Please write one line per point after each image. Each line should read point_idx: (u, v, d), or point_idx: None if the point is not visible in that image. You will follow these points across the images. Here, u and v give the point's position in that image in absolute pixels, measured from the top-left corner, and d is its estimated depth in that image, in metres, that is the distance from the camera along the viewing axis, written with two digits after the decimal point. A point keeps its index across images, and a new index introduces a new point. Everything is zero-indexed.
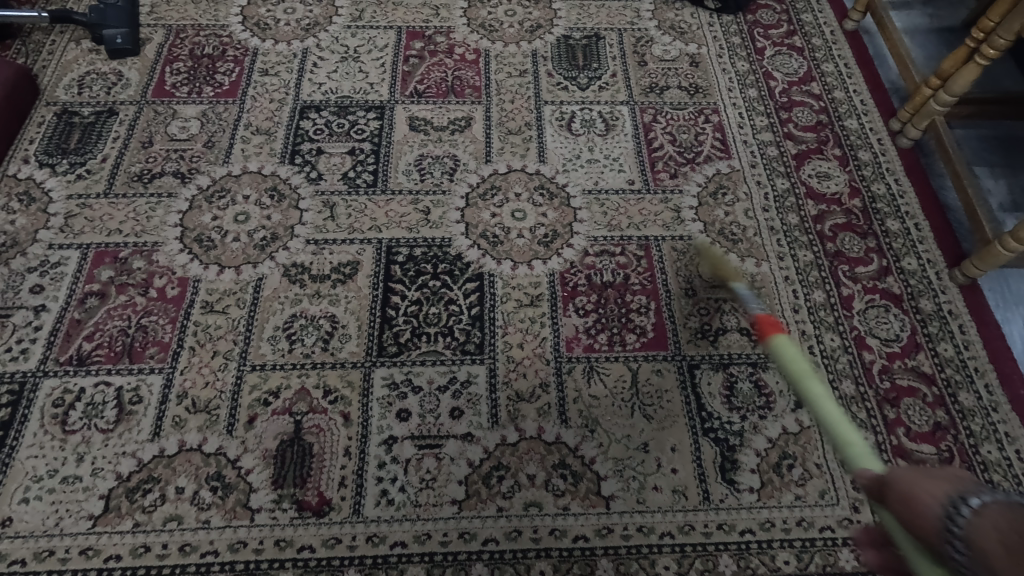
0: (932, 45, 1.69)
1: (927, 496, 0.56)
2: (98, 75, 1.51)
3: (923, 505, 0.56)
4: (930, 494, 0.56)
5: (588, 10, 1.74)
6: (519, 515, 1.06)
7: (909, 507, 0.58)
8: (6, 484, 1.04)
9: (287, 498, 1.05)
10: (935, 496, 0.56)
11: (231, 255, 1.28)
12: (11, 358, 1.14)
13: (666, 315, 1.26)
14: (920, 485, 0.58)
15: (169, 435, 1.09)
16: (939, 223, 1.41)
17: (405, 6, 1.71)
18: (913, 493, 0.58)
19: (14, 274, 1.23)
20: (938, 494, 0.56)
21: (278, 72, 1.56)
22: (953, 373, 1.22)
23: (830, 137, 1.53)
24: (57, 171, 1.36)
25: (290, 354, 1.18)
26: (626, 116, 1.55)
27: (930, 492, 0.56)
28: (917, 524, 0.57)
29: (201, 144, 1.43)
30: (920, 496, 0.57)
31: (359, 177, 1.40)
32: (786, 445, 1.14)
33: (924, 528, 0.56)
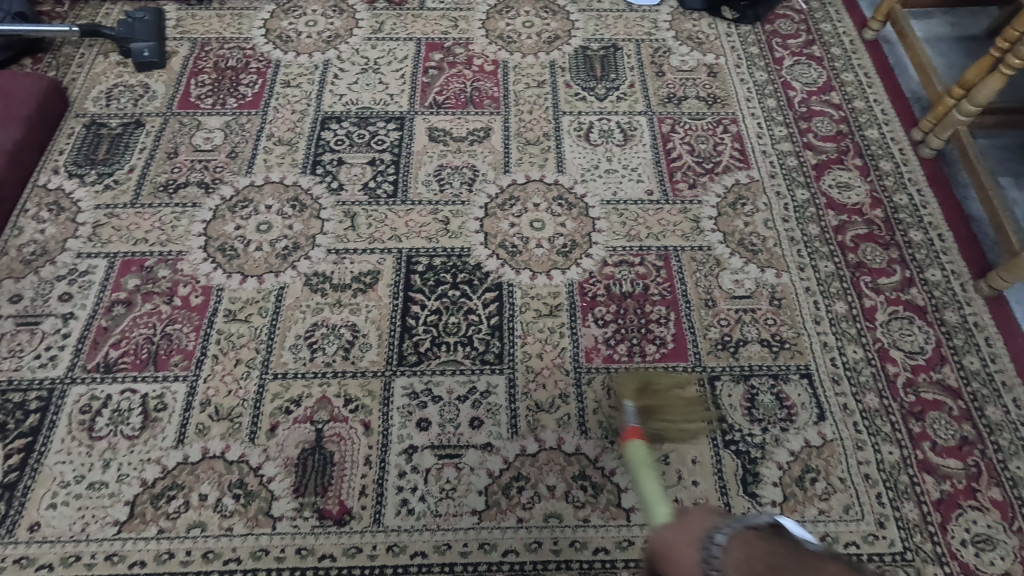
0: (953, 54, 1.67)
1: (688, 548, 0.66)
2: (126, 88, 1.55)
3: (688, 557, 0.65)
4: (691, 552, 0.65)
5: (606, 20, 1.75)
6: (539, 526, 1.06)
7: (680, 563, 0.67)
8: (34, 489, 1.05)
9: (308, 506, 1.06)
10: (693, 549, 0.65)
11: (254, 264, 1.30)
12: (40, 365, 1.17)
13: (685, 326, 1.25)
14: (683, 539, 0.67)
15: (193, 442, 1.10)
16: (963, 234, 1.39)
17: (424, 18, 1.73)
18: (681, 549, 0.67)
19: (43, 282, 1.26)
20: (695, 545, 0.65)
21: (300, 83, 1.58)
22: (980, 387, 1.20)
23: (850, 147, 1.52)
24: (86, 181, 1.39)
25: (311, 363, 1.19)
26: (644, 127, 1.55)
27: (689, 541, 0.66)
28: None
29: (224, 154, 1.45)
30: (686, 551, 0.66)
31: (379, 187, 1.42)
32: (809, 458, 1.13)
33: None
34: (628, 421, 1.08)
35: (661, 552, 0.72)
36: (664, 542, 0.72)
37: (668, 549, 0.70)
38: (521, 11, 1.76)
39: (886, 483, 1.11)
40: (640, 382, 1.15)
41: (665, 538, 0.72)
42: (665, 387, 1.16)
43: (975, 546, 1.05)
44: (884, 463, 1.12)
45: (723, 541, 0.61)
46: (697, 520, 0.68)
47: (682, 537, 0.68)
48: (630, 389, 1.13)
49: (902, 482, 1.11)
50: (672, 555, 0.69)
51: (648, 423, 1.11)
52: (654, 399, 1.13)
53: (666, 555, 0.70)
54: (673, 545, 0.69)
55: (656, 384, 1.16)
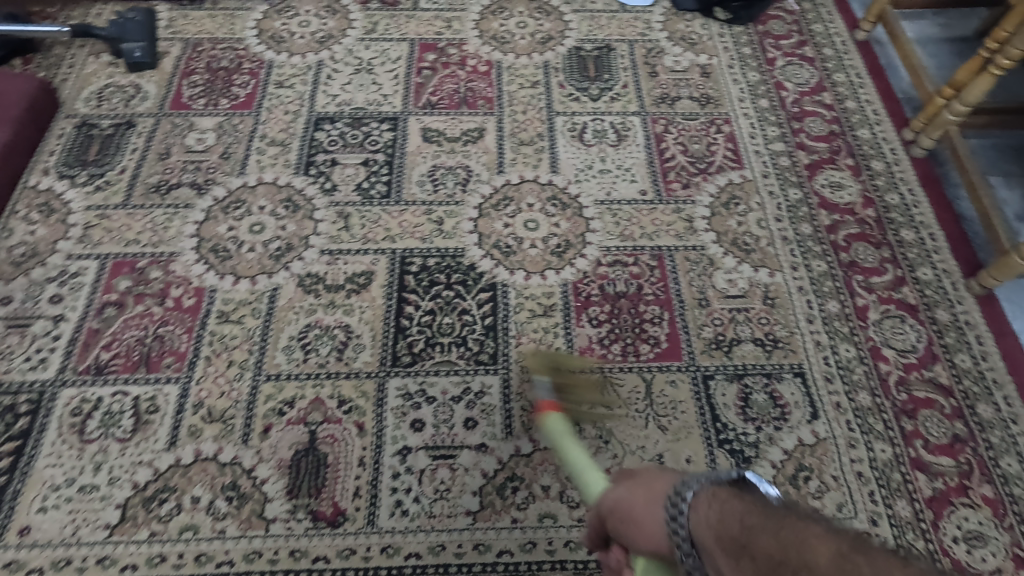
0: (944, 55, 1.68)
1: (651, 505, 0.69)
2: (117, 88, 1.54)
3: (652, 515, 0.68)
4: (655, 511, 0.68)
5: (599, 21, 1.76)
6: (534, 526, 1.06)
7: (642, 521, 0.69)
8: (24, 493, 1.04)
9: (302, 508, 1.06)
10: (657, 506, 0.68)
11: (247, 265, 1.29)
12: (30, 368, 1.16)
13: (679, 326, 1.26)
14: (645, 499, 0.70)
15: (185, 445, 1.10)
16: (954, 233, 1.40)
17: (417, 19, 1.73)
18: (643, 506, 0.70)
19: (34, 284, 1.25)
20: (658, 503, 0.68)
21: (293, 84, 1.58)
22: (971, 385, 1.21)
23: (842, 147, 1.53)
24: (77, 182, 1.38)
25: (305, 364, 1.18)
26: (638, 127, 1.55)
27: (653, 500, 0.69)
28: (652, 535, 0.67)
29: (217, 155, 1.45)
30: (650, 509, 0.69)
31: (373, 188, 1.41)
32: (802, 456, 1.13)
33: (658, 538, 0.67)
34: (540, 396, 1.13)
35: (618, 513, 0.74)
36: (621, 501, 0.74)
37: (626, 508, 0.73)
38: (515, 12, 1.76)
39: (879, 481, 1.11)
40: (550, 362, 1.18)
41: (623, 497, 0.75)
42: (575, 369, 1.19)
43: (966, 543, 1.06)
44: (877, 461, 1.13)
45: (690, 499, 0.63)
46: (658, 481, 0.71)
47: (643, 496, 0.71)
48: (540, 366, 1.17)
49: (895, 480, 1.11)
50: (632, 514, 0.71)
51: (562, 400, 1.14)
52: (565, 377, 1.17)
53: (627, 515, 0.73)
54: (634, 506, 0.71)
55: (568, 365, 1.19)
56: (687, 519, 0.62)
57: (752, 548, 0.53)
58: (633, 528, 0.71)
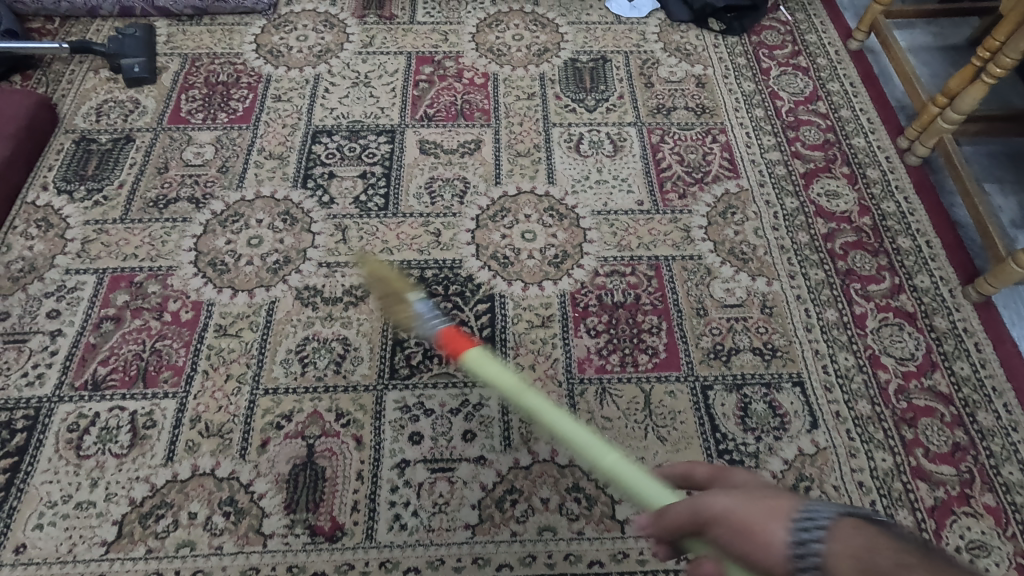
0: (937, 63, 1.70)
1: (770, 523, 0.47)
2: (116, 104, 1.55)
3: (770, 535, 0.47)
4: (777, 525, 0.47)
5: (595, 33, 1.77)
6: (534, 539, 1.05)
7: (752, 541, 0.47)
8: (20, 510, 1.04)
9: (299, 522, 1.05)
10: (775, 523, 0.47)
11: (245, 278, 1.29)
12: (27, 383, 1.15)
13: (677, 336, 1.26)
14: (760, 513, 0.48)
15: (182, 460, 1.09)
16: (950, 241, 1.40)
17: (414, 32, 1.74)
18: (753, 522, 0.48)
19: (31, 299, 1.25)
20: (779, 520, 0.47)
21: (291, 97, 1.59)
22: (971, 393, 1.20)
23: (838, 155, 1.54)
24: (75, 198, 1.39)
25: (303, 377, 1.18)
26: (634, 137, 1.56)
27: (772, 516, 0.47)
28: (764, 563, 0.47)
29: (215, 169, 1.45)
30: (765, 529, 0.47)
31: (370, 201, 1.42)
32: (803, 466, 1.13)
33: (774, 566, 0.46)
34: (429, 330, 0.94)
35: (706, 524, 0.51)
36: (716, 509, 0.51)
37: (729, 523, 0.49)
38: (510, 25, 1.77)
39: (880, 491, 1.11)
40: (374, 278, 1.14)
41: (716, 504, 0.51)
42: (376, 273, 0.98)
43: (969, 552, 1.05)
44: (877, 471, 1.13)
45: (827, 523, 0.44)
46: (772, 493, 0.50)
47: (755, 508, 0.49)
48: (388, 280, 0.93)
49: (896, 489, 1.11)
50: (729, 526, 0.49)
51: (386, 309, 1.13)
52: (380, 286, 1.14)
53: (725, 528, 0.50)
54: (735, 516, 0.49)
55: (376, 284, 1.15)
56: (826, 546, 0.43)
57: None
58: (739, 551, 0.48)
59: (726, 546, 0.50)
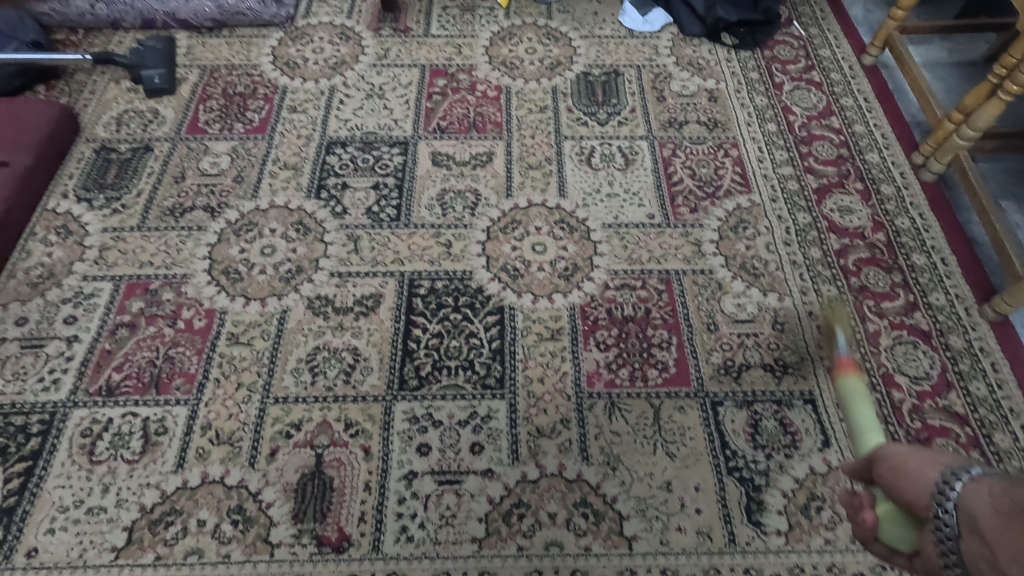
0: (952, 79, 1.69)
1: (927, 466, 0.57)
2: (136, 114, 1.58)
3: (922, 475, 0.56)
4: (929, 470, 0.56)
5: (608, 47, 1.78)
6: (540, 555, 1.04)
7: (906, 478, 0.58)
8: (33, 514, 1.05)
9: (306, 533, 1.05)
10: (930, 467, 0.56)
11: (257, 288, 1.31)
12: (43, 388, 1.17)
13: (688, 351, 1.25)
14: (921, 462, 0.58)
15: (192, 467, 1.10)
16: (966, 258, 1.38)
17: (428, 45, 1.76)
18: (911, 463, 0.58)
19: (49, 305, 1.27)
20: (935, 466, 0.56)
21: (306, 109, 1.61)
22: (987, 414, 1.18)
23: (851, 171, 1.53)
24: (94, 206, 1.41)
25: (312, 387, 1.19)
26: (645, 151, 1.56)
27: (932, 465, 0.57)
28: (911, 497, 0.56)
29: (230, 179, 1.47)
30: (918, 469, 0.57)
31: (382, 212, 1.43)
32: (814, 485, 1.11)
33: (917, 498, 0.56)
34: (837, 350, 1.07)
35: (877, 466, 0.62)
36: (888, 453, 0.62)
37: (891, 463, 0.60)
38: (523, 38, 1.79)
39: None
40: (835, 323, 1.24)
41: (887, 450, 0.63)
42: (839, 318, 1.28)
43: None
44: None
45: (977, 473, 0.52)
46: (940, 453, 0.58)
47: (919, 458, 0.58)
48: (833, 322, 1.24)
49: None
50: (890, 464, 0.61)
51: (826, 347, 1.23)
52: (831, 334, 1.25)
53: (886, 468, 0.61)
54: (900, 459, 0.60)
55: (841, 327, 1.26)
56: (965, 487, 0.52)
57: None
58: (891, 483, 0.59)
59: (887, 483, 0.60)
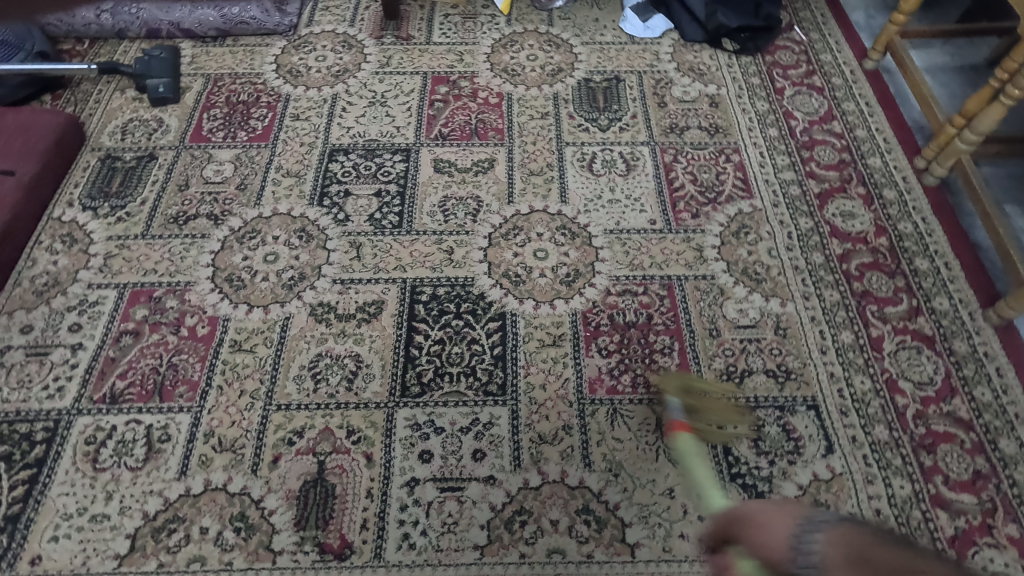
0: (954, 83, 1.68)
1: (784, 519, 0.56)
2: (140, 122, 1.59)
3: (777, 530, 0.56)
4: (782, 524, 0.56)
5: (609, 53, 1.79)
6: (543, 562, 1.04)
7: (764, 535, 0.57)
8: (37, 521, 1.05)
9: (309, 540, 1.05)
10: (787, 521, 0.56)
11: (260, 295, 1.31)
12: (48, 396, 1.18)
13: (690, 357, 1.25)
14: (774, 515, 0.58)
15: (195, 474, 1.10)
16: (970, 263, 1.38)
17: (430, 52, 1.77)
18: (771, 519, 0.57)
19: (54, 313, 1.28)
20: (791, 519, 0.55)
21: (309, 116, 1.62)
22: (992, 419, 1.18)
23: (853, 175, 1.53)
24: (99, 214, 1.43)
25: (315, 394, 1.19)
26: (647, 156, 1.57)
27: (784, 515, 0.57)
28: (771, 552, 0.56)
29: (234, 187, 1.48)
30: (772, 522, 0.57)
31: (385, 218, 1.44)
32: (818, 492, 1.11)
33: (775, 553, 0.55)
34: (673, 416, 1.12)
35: (742, 525, 0.61)
36: (748, 512, 0.62)
37: (751, 521, 0.60)
38: (525, 45, 1.80)
39: (897, 519, 1.08)
40: (684, 385, 1.18)
41: (750, 510, 0.62)
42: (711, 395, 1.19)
43: None
44: (895, 498, 1.10)
45: (825, 522, 0.52)
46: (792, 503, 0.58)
47: (771, 512, 0.58)
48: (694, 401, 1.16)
49: (914, 518, 1.08)
50: (754, 525, 0.60)
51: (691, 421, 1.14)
52: (699, 401, 1.16)
53: (747, 527, 0.60)
54: (762, 518, 0.59)
55: (697, 387, 1.19)
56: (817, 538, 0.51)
57: (878, 566, 0.45)
58: (753, 541, 0.59)
59: (748, 542, 0.60)
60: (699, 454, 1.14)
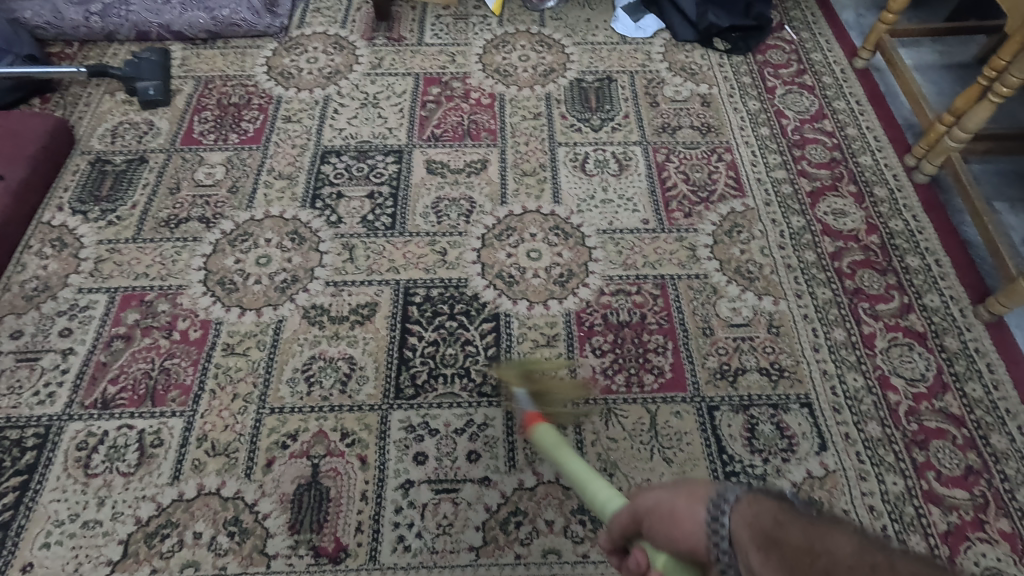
0: (944, 81, 1.70)
1: (694, 505, 0.58)
2: (131, 125, 1.58)
3: (691, 515, 0.58)
4: (694, 509, 0.58)
5: (601, 53, 1.79)
6: (538, 563, 1.04)
7: (679, 523, 0.59)
8: (28, 528, 1.05)
9: (303, 543, 1.05)
10: (697, 508, 0.58)
11: (253, 298, 1.31)
12: (38, 402, 1.17)
13: (683, 356, 1.25)
14: (686, 501, 0.60)
15: (189, 479, 1.10)
16: (960, 260, 1.39)
17: (422, 54, 1.77)
18: (681, 508, 0.60)
19: (45, 317, 1.27)
20: (700, 506, 0.58)
21: (301, 118, 1.62)
22: (983, 415, 1.18)
23: (844, 173, 1.54)
24: (89, 218, 1.42)
25: (308, 397, 1.19)
26: (639, 156, 1.57)
27: (695, 500, 0.59)
28: (689, 540, 0.57)
29: (226, 190, 1.48)
30: (683, 508, 0.59)
31: (377, 220, 1.43)
32: (811, 489, 1.11)
33: (693, 540, 0.57)
34: (525, 407, 1.11)
35: (654, 515, 0.63)
36: (655, 502, 0.64)
37: (664, 511, 0.62)
38: (517, 45, 1.80)
39: (891, 515, 1.09)
40: (528, 372, 1.17)
41: (658, 501, 0.64)
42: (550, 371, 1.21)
43: None
44: (887, 494, 1.11)
45: (734, 500, 0.55)
46: (699, 484, 0.61)
47: (682, 498, 0.61)
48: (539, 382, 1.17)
49: (907, 514, 1.09)
50: (665, 514, 0.62)
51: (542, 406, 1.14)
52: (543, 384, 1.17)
53: (661, 517, 0.62)
54: (671, 507, 0.61)
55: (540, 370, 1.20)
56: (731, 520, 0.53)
57: (785, 544, 0.48)
58: (668, 531, 0.60)
59: (663, 533, 0.61)
60: (692, 453, 1.14)
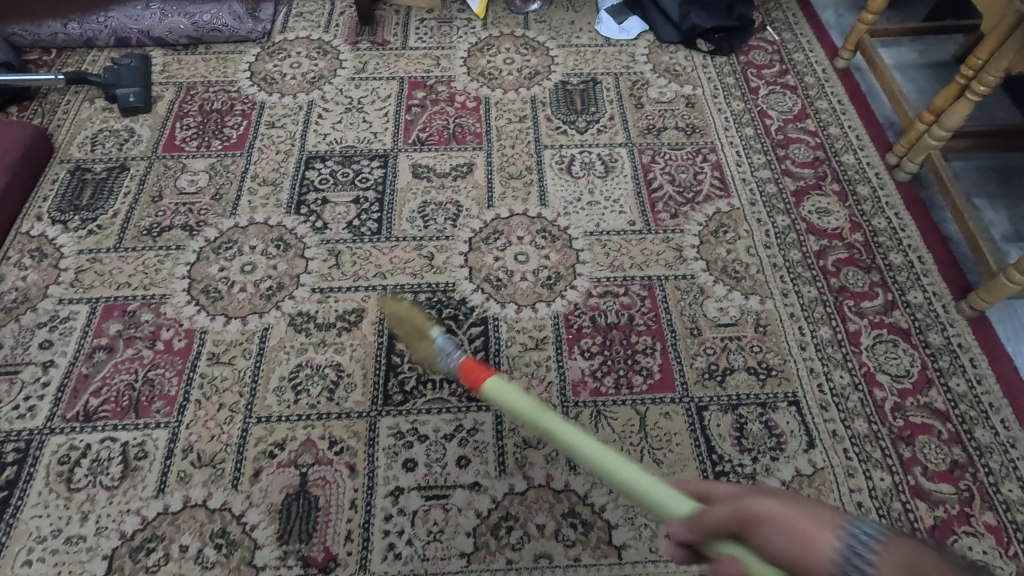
0: (923, 80, 1.72)
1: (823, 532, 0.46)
2: (111, 133, 1.56)
3: (818, 543, 0.46)
4: (829, 535, 0.46)
5: (585, 55, 1.79)
6: (530, 567, 1.04)
7: (801, 547, 0.47)
8: (9, 545, 1.02)
9: (292, 554, 1.04)
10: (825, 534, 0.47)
11: (238, 306, 1.29)
12: (18, 416, 1.15)
13: (672, 356, 1.25)
14: (813, 523, 0.48)
15: (174, 491, 1.08)
16: (942, 256, 1.40)
17: (406, 57, 1.77)
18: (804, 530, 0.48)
19: (24, 330, 1.25)
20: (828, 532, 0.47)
21: (285, 124, 1.60)
22: (968, 410, 1.20)
23: (827, 172, 1.55)
24: (69, 227, 1.39)
25: (296, 405, 1.18)
26: (625, 158, 1.57)
27: (824, 525, 0.47)
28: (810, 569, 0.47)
29: (209, 197, 1.46)
30: (807, 531, 0.47)
31: (363, 225, 1.42)
32: (800, 487, 1.12)
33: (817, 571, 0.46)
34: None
35: (754, 525, 0.50)
36: (765, 513, 0.50)
37: (777, 525, 0.49)
38: (501, 48, 1.80)
39: (879, 511, 1.10)
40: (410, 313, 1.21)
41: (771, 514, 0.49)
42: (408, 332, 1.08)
43: None
44: (875, 491, 1.12)
45: (881, 534, 0.44)
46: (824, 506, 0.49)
47: (802, 516, 0.48)
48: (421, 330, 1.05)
49: (895, 509, 1.10)
50: (781, 530, 0.48)
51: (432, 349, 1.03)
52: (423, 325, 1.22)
53: (769, 530, 0.49)
54: (788, 522, 0.48)
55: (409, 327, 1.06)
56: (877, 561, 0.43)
57: None
58: (785, 551, 0.48)
59: (769, 548, 0.49)
60: (683, 454, 1.14)
